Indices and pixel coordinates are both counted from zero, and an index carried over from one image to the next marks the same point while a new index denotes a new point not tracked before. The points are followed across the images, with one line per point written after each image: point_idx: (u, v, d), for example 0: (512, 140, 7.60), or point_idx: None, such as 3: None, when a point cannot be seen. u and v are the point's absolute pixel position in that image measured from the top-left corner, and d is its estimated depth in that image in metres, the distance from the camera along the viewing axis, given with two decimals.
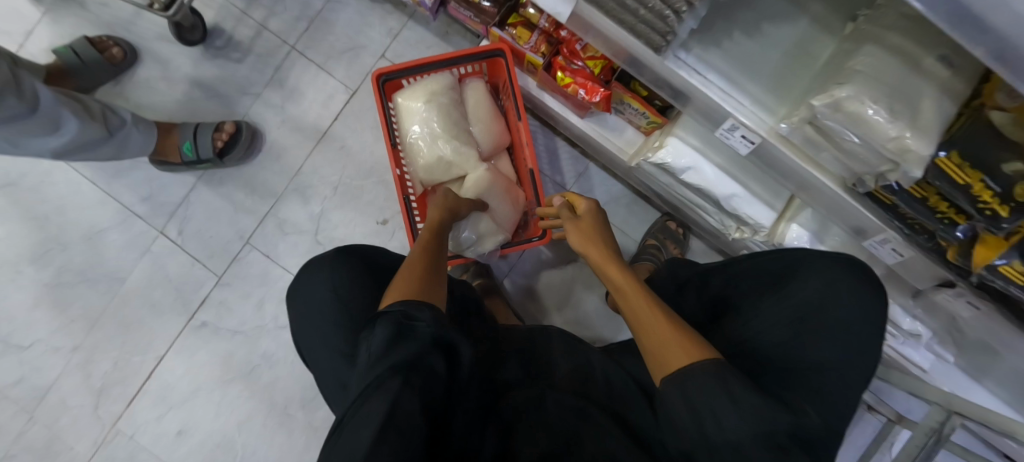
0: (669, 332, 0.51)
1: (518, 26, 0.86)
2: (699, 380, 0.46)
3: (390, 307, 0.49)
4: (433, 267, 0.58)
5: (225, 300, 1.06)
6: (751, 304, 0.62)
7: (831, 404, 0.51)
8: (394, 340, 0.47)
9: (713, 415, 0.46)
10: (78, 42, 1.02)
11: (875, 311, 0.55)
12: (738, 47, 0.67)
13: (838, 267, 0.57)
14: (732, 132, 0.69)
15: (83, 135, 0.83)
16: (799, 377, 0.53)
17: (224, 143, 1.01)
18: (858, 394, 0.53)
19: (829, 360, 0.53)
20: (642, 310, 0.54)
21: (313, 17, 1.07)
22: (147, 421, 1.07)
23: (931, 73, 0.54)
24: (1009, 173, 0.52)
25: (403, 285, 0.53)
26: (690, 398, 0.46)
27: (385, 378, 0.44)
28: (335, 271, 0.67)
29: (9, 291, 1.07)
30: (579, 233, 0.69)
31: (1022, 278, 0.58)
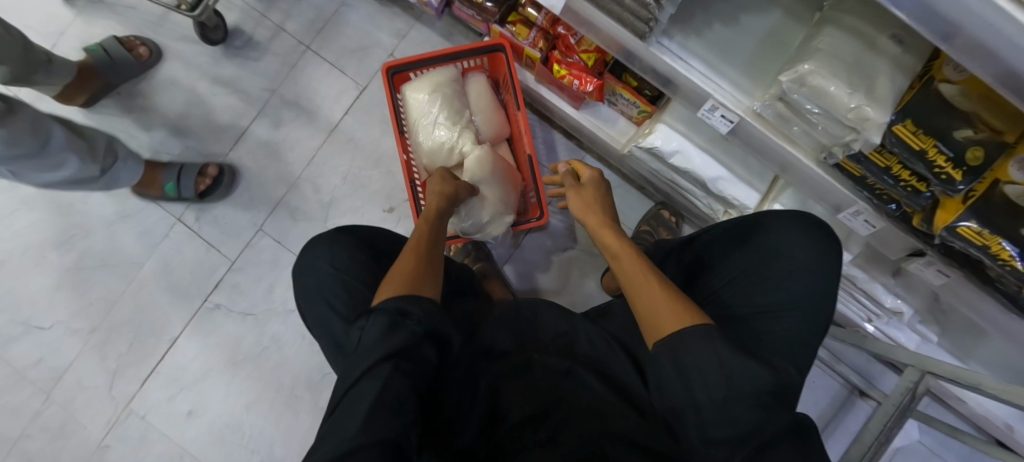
0: (662, 300, 0.55)
1: (517, 24, 0.93)
2: (689, 343, 0.50)
3: (384, 304, 0.52)
4: (427, 255, 0.60)
5: (237, 284, 1.12)
6: (726, 262, 0.71)
7: (797, 338, 0.60)
8: (388, 329, 0.51)
9: (700, 375, 0.49)
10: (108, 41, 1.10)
11: (832, 258, 0.64)
12: (716, 35, 0.74)
13: (803, 223, 0.66)
14: (712, 113, 0.74)
15: (80, 173, 0.92)
16: (770, 317, 0.61)
17: (206, 187, 1.08)
18: (820, 331, 0.61)
19: (794, 301, 0.62)
20: (643, 287, 0.56)
21: (326, 19, 1.15)
22: (159, 402, 1.11)
23: (885, 50, 0.60)
24: (960, 139, 0.58)
25: (396, 283, 0.55)
26: (679, 359, 0.50)
27: (375, 364, 0.49)
28: (337, 246, 0.72)
29: (33, 274, 1.12)
30: (581, 199, 0.76)
31: (982, 240, 0.62)
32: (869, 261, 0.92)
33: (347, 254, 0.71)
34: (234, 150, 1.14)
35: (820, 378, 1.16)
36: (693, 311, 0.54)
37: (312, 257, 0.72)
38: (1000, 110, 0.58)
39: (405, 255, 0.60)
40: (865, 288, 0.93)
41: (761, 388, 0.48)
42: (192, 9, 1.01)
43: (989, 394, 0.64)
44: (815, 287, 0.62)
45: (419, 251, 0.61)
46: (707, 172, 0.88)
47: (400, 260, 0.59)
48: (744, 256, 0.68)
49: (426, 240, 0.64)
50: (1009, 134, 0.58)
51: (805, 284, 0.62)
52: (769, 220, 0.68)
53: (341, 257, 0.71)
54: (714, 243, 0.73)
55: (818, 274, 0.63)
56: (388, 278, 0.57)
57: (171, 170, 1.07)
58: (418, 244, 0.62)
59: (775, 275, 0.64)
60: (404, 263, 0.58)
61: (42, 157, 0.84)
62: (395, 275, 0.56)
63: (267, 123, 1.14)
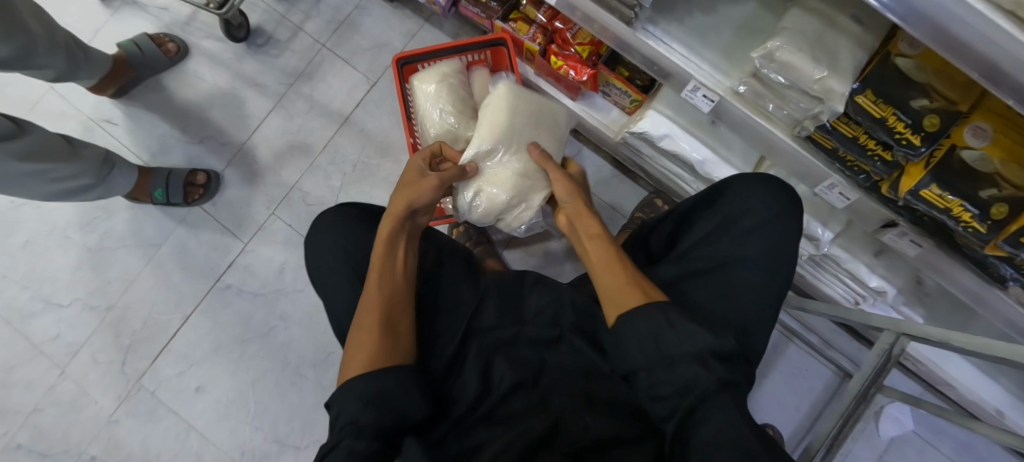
0: (625, 282, 0.63)
1: (518, 21, 1.02)
2: (641, 318, 0.57)
3: (356, 377, 0.54)
4: (383, 305, 0.61)
5: (249, 265, 1.18)
6: (697, 229, 0.76)
7: (753, 287, 0.68)
8: (354, 409, 0.52)
9: (659, 351, 0.56)
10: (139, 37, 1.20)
11: (790, 216, 0.71)
12: (697, 22, 0.82)
13: (768, 188, 0.73)
14: (695, 93, 0.81)
15: (80, 183, 0.97)
16: (728, 269, 0.69)
17: (196, 196, 1.18)
18: (778, 279, 0.69)
19: (753, 256, 0.69)
20: (612, 270, 0.64)
21: (342, 20, 1.25)
22: (169, 378, 1.15)
23: (845, 28, 0.68)
24: (916, 108, 0.62)
25: (362, 353, 0.56)
26: (639, 330, 0.57)
27: (346, 438, 0.51)
28: (346, 217, 0.76)
29: (57, 253, 1.19)
30: (561, 184, 0.77)
31: (941, 202, 0.65)
32: (847, 241, 0.98)
33: (355, 228, 0.76)
34: (250, 140, 1.22)
35: (812, 365, 1.19)
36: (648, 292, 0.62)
37: (316, 240, 0.76)
38: (953, 82, 0.62)
39: (373, 292, 0.62)
40: (848, 269, 0.98)
41: (704, 347, 0.54)
42: (220, 7, 1.11)
43: (960, 347, 0.68)
44: (775, 245, 0.69)
45: (389, 283, 0.63)
46: (695, 154, 0.94)
47: (368, 296, 0.62)
48: (715, 223, 0.74)
49: (395, 260, 0.65)
50: (963, 104, 0.62)
51: (763, 242, 0.69)
52: (732, 189, 0.75)
53: (349, 231, 0.75)
54: (685, 215, 0.79)
55: (777, 230, 0.70)
56: (360, 325, 0.59)
57: (161, 176, 1.14)
58: (386, 266, 0.65)
59: (739, 234, 0.71)
60: (374, 310, 0.60)
61: (44, 175, 0.88)
62: (364, 336, 0.58)
63: (283, 115, 1.22)
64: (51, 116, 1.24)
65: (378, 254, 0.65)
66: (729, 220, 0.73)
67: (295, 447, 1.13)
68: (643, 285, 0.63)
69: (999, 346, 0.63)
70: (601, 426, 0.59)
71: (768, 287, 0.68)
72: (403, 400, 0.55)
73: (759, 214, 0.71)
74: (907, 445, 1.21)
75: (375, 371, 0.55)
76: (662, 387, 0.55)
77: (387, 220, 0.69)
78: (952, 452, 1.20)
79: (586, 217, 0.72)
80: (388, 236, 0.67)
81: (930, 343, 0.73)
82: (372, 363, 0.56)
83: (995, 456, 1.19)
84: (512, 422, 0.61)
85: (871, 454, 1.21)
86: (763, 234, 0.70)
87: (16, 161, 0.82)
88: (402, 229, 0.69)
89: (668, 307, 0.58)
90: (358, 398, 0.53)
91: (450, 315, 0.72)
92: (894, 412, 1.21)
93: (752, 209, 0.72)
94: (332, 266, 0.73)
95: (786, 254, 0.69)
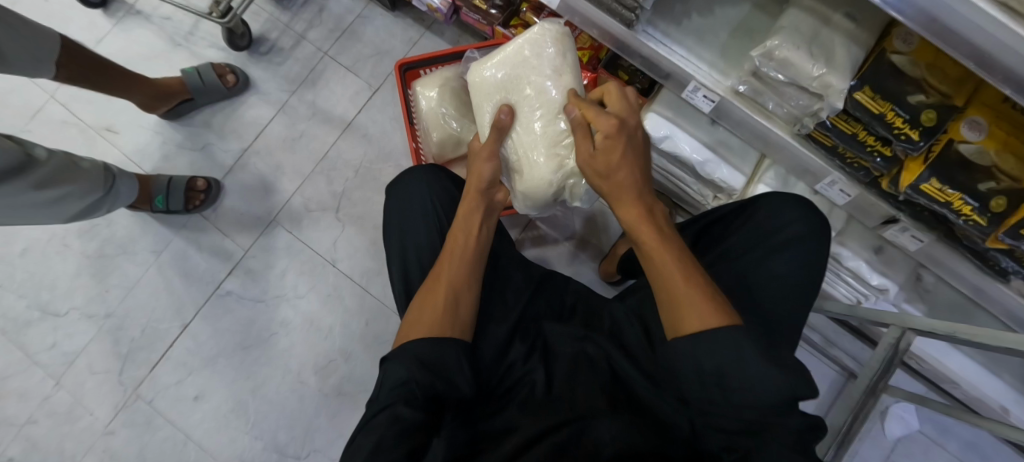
0: (681, 294, 0.55)
1: (518, 27, 1.05)
2: (712, 339, 0.51)
3: (417, 345, 0.59)
4: (452, 294, 0.65)
5: (251, 271, 1.19)
6: (726, 235, 0.80)
7: (791, 308, 0.70)
8: (406, 372, 0.57)
9: (718, 385, 0.51)
10: (203, 66, 1.20)
11: (821, 237, 0.73)
12: (695, 24, 0.84)
13: (799, 207, 0.75)
14: (695, 93, 0.83)
15: (93, 199, 0.97)
16: (768, 286, 0.70)
17: (198, 201, 1.18)
18: (804, 301, 0.71)
19: (788, 273, 0.70)
20: (668, 278, 0.57)
21: (345, 28, 1.28)
22: (167, 386, 1.14)
23: (840, 25, 0.69)
24: (914, 103, 0.63)
25: (426, 321, 0.62)
26: (698, 356, 0.52)
27: (393, 405, 0.55)
28: (435, 175, 0.90)
29: (55, 261, 1.18)
30: (593, 168, 0.66)
31: (943, 196, 0.65)
32: (845, 237, 0.99)
33: (437, 182, 0.89)
34: (252, 146, 1.24)
35: (816, 363, 1.21)
36: (725, 309, 0.54)
37: (398, 189, 0.89)
38: (946, 76, 0.63)
39: (446, 271, 0.68)
40: (849, 266, 0.98)
41: (781, 391, 0.49)
42: (222, 16, 1.12)
43: (965, 339, 0.69)
44: (808, 259, 0.71)
45: (462, 262, 0.69)
46: (696, 155, 0.95)
47: (441, 273, 0.68)
48: (746, 231, 0.77)
49: (472, 240, 0.72)
50: (956, 97, 0.63)
51: (794, 255, 0.71)
52: (763, 201, 0.78)
53: (434, 185, 0.88)
54: (714, 223, 0.82)
55: (808, 246, 0.72)
56: (427, 298, 0.65)
57: (161, 183, 1.14)
58: (462, 238, 0.73)
59: (773, 246, 0.73)
60: (441, 288, 0.66)
61: (61, 199, 0.89)
62: (428, 310, 0.63)
63: (285, 121, 1.25)
64: (52, 125, 1.24)
65: (456, 227, 0.74)
66: (759, 229, 0.76)
67: (295, 457, 1.11)
68: (705, 296, 0.55)
69: (1004, 336, 0.63)
70: (620, 429, 0.61)
71: (795, 302, 0.70)
72: (455, 375, 0.59)
73: (788, 226, 0.74)
74: (912, 443, 1.21)
75: (433, 341, 0.60)
76: (725, 420, 0.51)
77: (466, 197, 0.78)
78: (958, 451, 1.20)
79: (633, 208, 0.63)
80: (464, 216, 0.75)
81: (936, 336, 0.74)
82: (431, 336, 0.61)
83: (1001, 454, 1.19)
84: (539, 415, 0.64)
85: (877, 454, 1.22)
86: (793, 250, 0.72)
87: (37, 189, 0.83)
88: (477, 207, 0.76)
89: (742, 338, 0.51)
90: (411, 359, 0.58)
91: (503, 310, 0.78)
92: (899, 411, 1.22)
93: (783, 222, 0.75)
94: (410, 212, 0.85)
95: (812, 270, 0.72)
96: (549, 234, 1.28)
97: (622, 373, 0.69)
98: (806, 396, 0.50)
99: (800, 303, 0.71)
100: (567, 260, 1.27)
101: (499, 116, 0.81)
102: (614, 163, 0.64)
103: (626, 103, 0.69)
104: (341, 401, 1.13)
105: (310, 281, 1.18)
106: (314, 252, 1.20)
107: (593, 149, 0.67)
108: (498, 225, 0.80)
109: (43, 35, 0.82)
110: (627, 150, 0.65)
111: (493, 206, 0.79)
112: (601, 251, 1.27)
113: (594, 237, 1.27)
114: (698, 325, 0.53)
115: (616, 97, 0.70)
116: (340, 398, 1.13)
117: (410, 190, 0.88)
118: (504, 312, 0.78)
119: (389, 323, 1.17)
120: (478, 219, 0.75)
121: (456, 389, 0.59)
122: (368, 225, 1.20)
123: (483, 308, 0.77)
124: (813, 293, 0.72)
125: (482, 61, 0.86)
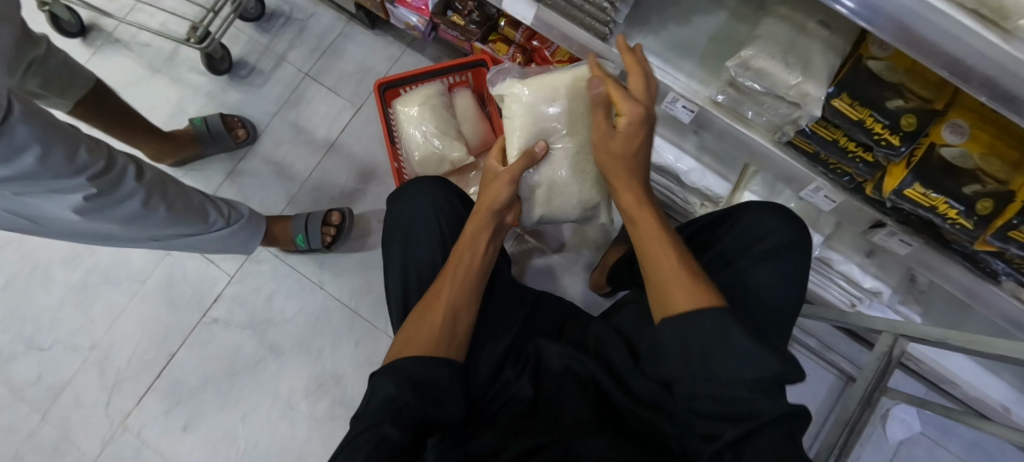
0: (672, 279, 0.56)
1: (497, 41, 1.07)
2: (701, 321, 0.52)
3: (412, 359, 0.58)
4: (449, 310, 0.64)
5: (236, 296, 1.18)
6: (708, 246, 0.79)
7: (781, 324, 0.68)
8: (396, 389, 0.55)
9: (704, 364, 0.51)
10: (212, 116, 1.19)
11: (804, 248, 0.72)
12: (671, 35, 0.83)
13: (779, 213, 0.75)
14: (675, 104, 0.82)
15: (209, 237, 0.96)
16: (762, 304, 0.68)
17: (332, 236, 1.15)
18: (791, 313, 0.70)
19: (772, 282, 0.69)
20: (662, 262, 0.58)
21: (326, 48, 1.28)
22: (155, 417, 1.12)
23: (815, 33, 0.68)
24: (893, 108, 0.62)
25: (422, 337, 0.61)
26: (686, 340, 0.52)
27: (379, 422, 0.53)
28: (440, 186, 0.89)
29: (38, 294, 1.18)
30: (605, 150, 0.65)
31: (928, 202, 0.63)
32: (834, 242, 0.98)
33: (443, 195, 0.88)
34: (235, 170, 1.24)
35: (813, 369, 1.20)
36: (710, 292, 0.55)
37: (405, 198, 0.87)
38: (926, 81, 0.63)
39: (447, 288, 0.67)
40: (841, 270, 0.98)
41: (766, 374, 0.49)
42: (200, 42, 1.12)
43: (958, 346, 0.67)
44: (792, 269, 0.70)
45: (466, 280, 0.68)
46: (680, 164, 0.97)
47: (442, 289, 0.67)
48: (731, 238, 0.76)
49: (479, 254, 0.71)
50: (936, 102, 0.62)
51: (779, 266, 0.70)
52: (742, 210, 0.77)
53: (439, 197, 0.87)
54: (701, 231, 0.81)
55: (793, 256, 0.71)
56: (425, 312, 0.64)
57: (299, 222, 1.13)
58: (468, 257, 0.71)
59: (757, 257, 0.71)
60: (441, 305, 0.65)
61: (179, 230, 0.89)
62: (426, 327, 0.62)
63: (270, 143, 1.25)
64: None
65: (461, 243, 0.72)
66: (739, 238, 0.75)
67: None
68: (694, 284, 0.55)
69: (998, 343, 0.61)
70: (605, 449, 0.59)
71: (783, 315, 0.69)
72: (446, 396, 0.58)
73: (768, 232, 0.73)
74: (915, 446, 1.19)
75: (425, 359, 0.59)
76: (703, 402, 0.51)
77: (475, 214, 0.76)
78: (961, 452, 1.18)
79: (632, 193, 0.64)
80: (473, 230, 0.73)
81: (928, 343, 0.73)
82: (424, 353, 0.60)
83: (1006, 452, 1.17)
84: (519, 437, 0.62)
85: (878, 458, 1.20)
86: (775, 258, 0.71)
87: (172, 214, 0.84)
88: (486, 226, 0.74)
89: (728, 319, 0.52)
90: (402, 378, 0.57)
91: (496, 331, 0.77)
92: (900, 413, 1.20)
93: (764, 229, 0.74)
94: (415, 221, 0.85)
95: (798, 280, 0.70)
96: (538, 247, 1.27)
97: (608, 391, 0.68)
98: (794, 380, 0.50)
99: (785, 318, 0.69)
100: (554, 272, 1.26)
101: (535, 149, 0.80)
102: (624, 146, 0.63)
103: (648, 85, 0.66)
104: (334, 425, 1.11)
105: (297, 305, 1.17)
106: (302, 275, 1.19)
107: (612, 131, 0.64)
108: (503, 243, 0.78)
109: (78, 70, 0.88)
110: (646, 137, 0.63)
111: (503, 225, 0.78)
112: (591, 262, 1.26)
113: (583, 248, 1.26)
114: (686, 305, 0.54)
115: (638, 69, 0.65)
116: (332, 422, 1.11)
117: (413, 201, 0.87)
118: (500, 333, 0.77)
119: (379, 343, 1.15)
120: (485, 238, 0.73)
121: (445, 411, 0.58)
122: (356, 245, 1.20)
123: (481, 328, 0.77)
124: (799, 302, 0.70)
125: (529, 80, 0.83)
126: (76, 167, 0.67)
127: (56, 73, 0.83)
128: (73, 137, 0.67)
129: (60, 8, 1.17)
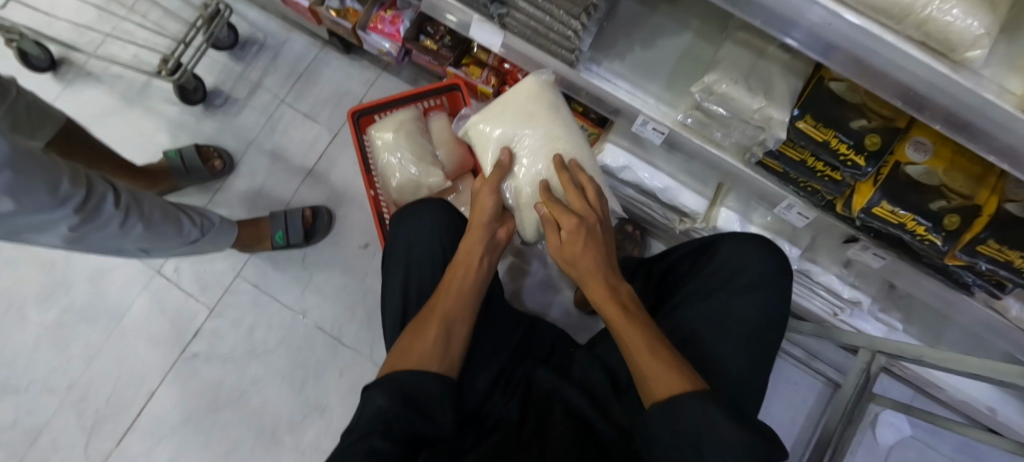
0: (643, 361, 0.56)
1: (471, 64, 1.07)
2: (686, 407, 0.51)
3: (405, 374, 0.57)
4: (445, 327, 0.63)
5: (216, 329, 1.16)
6: (688, 275, 0.80)
7: (764, 361, 0.69)
8: (388, 402, 0.55)
9: (692, 446, 0.51)
10: (186, 147, 1.17)
11: (784, 280, 0.72)
12: (639, 58, 0.83)
13: (759, 244, 0.74)
14: (645, 126, 0.82)
15: (186, 241, 0.95)
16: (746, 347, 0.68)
17: (309, 224, 1.17)
18: (774, 343, 0.70)
19: (753, 314, 0.69)
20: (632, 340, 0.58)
21: (302, 73, 1.28)
22: (136, 456, 1.10)
23: (776, 56, 0.69)
24: (856, 129, 0.62)
25: (417, 351, 0.60)
26: (673, 426, 0.51)
27: (369, 433, 0.52)
28: (448, 211, 0.88)
29: (13, 335, 1.15)
30: (563, 257, 0.68)
31: (894, 218, 0.64)
32: (815, 253, 0.97)
33: (452, 218, 0.87)
34: (212, 200, 1.23)
35: (799, 378, 1.20)
36: (688, 374, 0.55)
37: (409, 218, 0.86)
38: (886, 101, 0.63)
39: (442, 302, 0.66)
40: (820, 281, 0.98)
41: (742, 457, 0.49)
42: (172, 74, 1.10)
43: (932, 362, 0.68)
44: (772, 302, 0.70)
45: (462, 295, 0.67)
46: (655, 182, 0.96)
47: (438, 304, 0.66)
48: (712, 270, 0.76)
49: (473, 271, 0.70)
50: (898, 120, 0.63)
51: (760, 298, 0.70)
52: (724, 239, 0.77)
53: (447, 219, 0.87)
54: (682, 260, 0.82)
55: (772, 288, 0.71)
56: (420, 327, 0.63)
57: (278, 220, 1.14)
58: (462, 269, 0.70)
59: (739, 287, 0.71)
60: (436, 318, 0.64)
61: (159, 242, 0.89)
62: (422, 340, 0.61)
63: (247, 172, 1.24)
64: None
65: (457, 258, 0.72)
66: (717, 267, 0.76)
67: None
68: (671, 365, 0.55)
69: (969, 361, 0.62)
70: None
71: (765, 345, 0.69)
72: (437, 413, 0.58)
73: (746, 261, 0.73)
74: (905, 449, 1.20)
75: (417, 372, 0.58)
76: None
77: (469, 230, 0.75)
78: (952, 452, 1.19)
79: (596, 280, 0.64)
80: (468, 246, 0.73)
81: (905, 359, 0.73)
82: (420, 366, 0.58)
83: (995, 452, 1.18)
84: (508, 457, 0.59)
85: None
86: (756, 287, 0.71)
87: (149, 229, 0.84)
88: (483, 240, 0.73)
89: (708, 401, 0.51)
90: (394, 390, 0.56)
91: (488, 355, 0.76)
92: (889, 417, 1.20)
93: (744, 258, 0.74)
94: (417, 241, 0.83)
95: (778, 312, 0.70)
96: (521, 266, 1.26)
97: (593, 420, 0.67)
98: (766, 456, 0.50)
99: (767, 348, 0.69)
100: (539, 290, 1.25)
101: (501, 157, 0.82)
102: (578, 252, 0.66)
103: (584, 201, 0.73)
104: (320, 456, 1.10)
105: (279, 335, 1.16)
106: (283, 305, 1.18)
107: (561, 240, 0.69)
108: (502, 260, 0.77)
109: (48, 110, 0.87)
110: (591, 243, 0.67)
111: (497, 240, 0.76)
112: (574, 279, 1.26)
113: None
114: (667, 392, 0.53)
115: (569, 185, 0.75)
116: (319, 453, 1.10)
117: (415, 223, 0.85)
118: (490, 357, 0.76)
119: (365, 370, 1.14)
120: (480, 252, 0.72)
121: (436, 427, 0.57)
122: (337, 271, 1.19)
123: (475, 350, 0.76)
124: (779, 333, 0.70)
125: (484, 111, 0.87)
126: (57, 201, 0.67)
127: (26, 114, 0.82)
128: (56, 169, 0.67)
129: (28, 43, 1.16)
